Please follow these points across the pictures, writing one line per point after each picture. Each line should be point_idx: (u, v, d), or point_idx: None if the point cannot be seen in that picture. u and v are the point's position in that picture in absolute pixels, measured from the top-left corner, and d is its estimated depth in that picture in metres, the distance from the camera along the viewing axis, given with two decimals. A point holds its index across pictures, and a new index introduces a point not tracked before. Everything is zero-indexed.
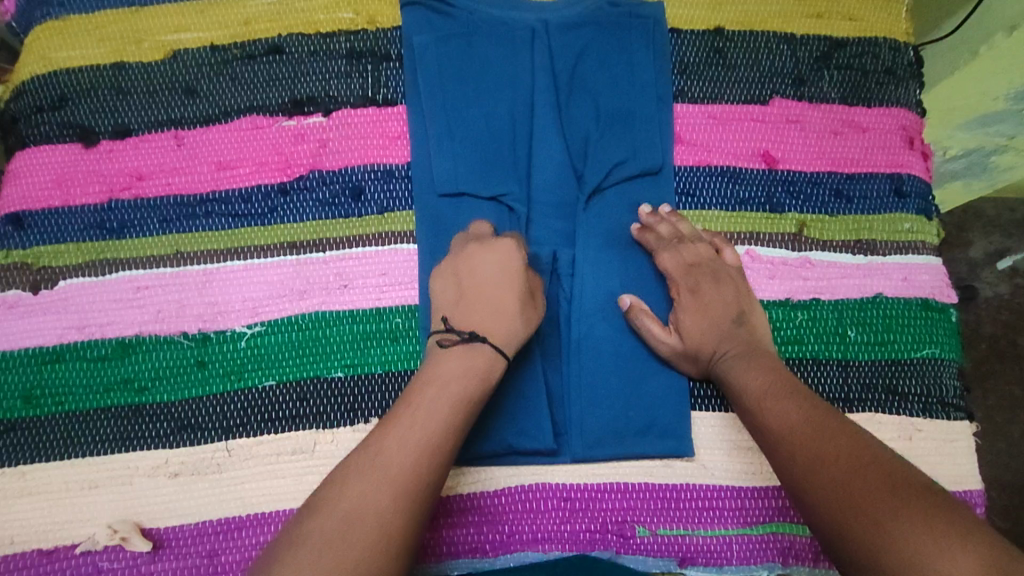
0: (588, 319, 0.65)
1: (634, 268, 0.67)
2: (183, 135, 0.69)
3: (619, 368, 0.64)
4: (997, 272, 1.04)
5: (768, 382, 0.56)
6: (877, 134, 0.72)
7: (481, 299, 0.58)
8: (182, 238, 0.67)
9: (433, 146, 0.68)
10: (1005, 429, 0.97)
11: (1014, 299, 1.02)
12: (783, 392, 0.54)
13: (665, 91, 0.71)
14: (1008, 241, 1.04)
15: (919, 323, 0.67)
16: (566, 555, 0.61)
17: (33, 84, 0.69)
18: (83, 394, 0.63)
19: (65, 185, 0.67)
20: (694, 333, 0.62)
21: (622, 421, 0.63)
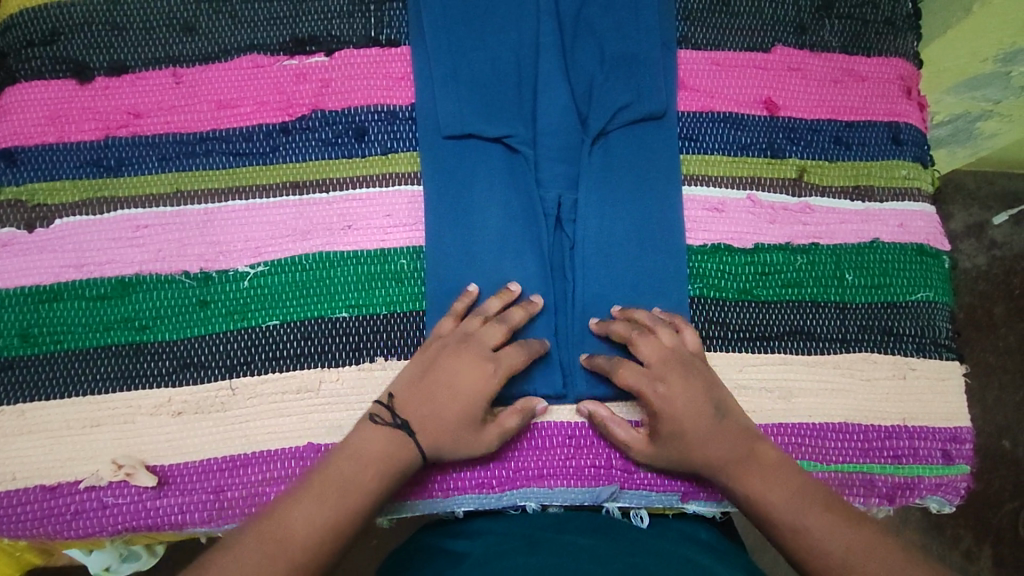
0: (591, 261, 0.65)
1: (638, 211, 0.67)
2: (181, 73, 0.67)
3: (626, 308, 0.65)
4: (975, 243, 1.13)
5: (777, 468, 0.55)
6: (876, 83, 0.73)
7: (437, 405, 0.56)
8: (182, 176, 0.65)
9: (437, 87, 0.67)
10: (980, 393, 1.07)
11: (988, 269, 1.12)
12: (772, 478, 0.55)
13: (670, 37, 0.71)
14: (986, 212, 1.14)
15: (914, 267, 0.69)
16: (571, 490, 0.62)
17: (22, 18, 0.67)
18: (82, 332, 0.62)
19: (59, 121, 0.66)
20: (697, 440, 0.56)
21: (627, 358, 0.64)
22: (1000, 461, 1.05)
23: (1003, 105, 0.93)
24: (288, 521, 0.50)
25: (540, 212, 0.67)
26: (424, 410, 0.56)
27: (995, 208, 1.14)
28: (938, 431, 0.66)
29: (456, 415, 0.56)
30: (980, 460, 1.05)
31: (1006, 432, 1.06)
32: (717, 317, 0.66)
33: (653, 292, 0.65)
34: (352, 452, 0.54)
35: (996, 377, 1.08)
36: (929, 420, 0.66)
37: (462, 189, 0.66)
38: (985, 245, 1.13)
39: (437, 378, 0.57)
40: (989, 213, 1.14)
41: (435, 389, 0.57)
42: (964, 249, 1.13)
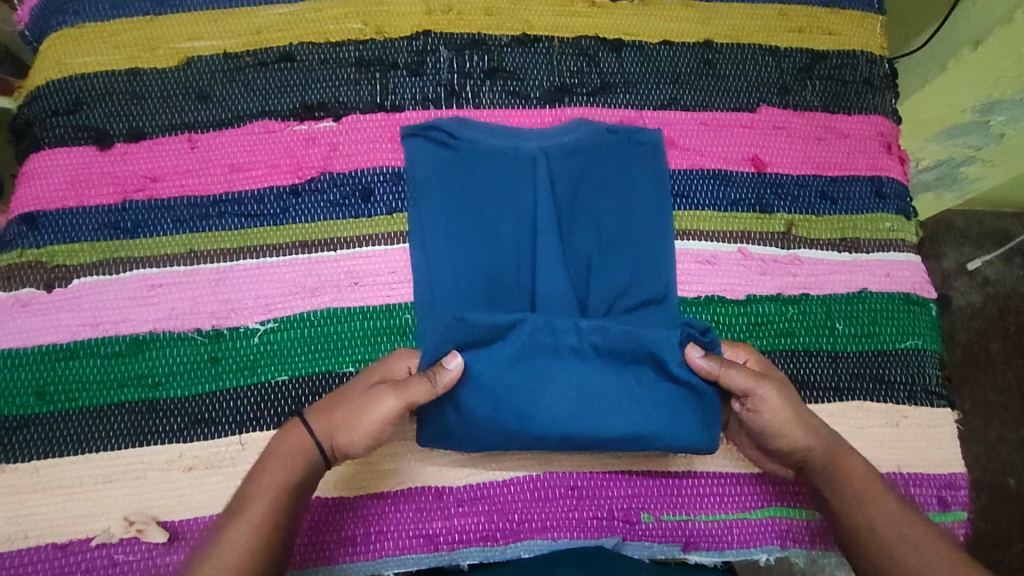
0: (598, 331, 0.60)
1: (631, 276, 0.69)
2: (196, 138, 0.71)
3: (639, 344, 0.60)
4: (969, 282, 1.16)
5: (867, 470, 0.59)
6: (858, 139, 0.77)
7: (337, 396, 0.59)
8: (195, 237, 0.68)
9: (438, 161, 0.71)
10: (981, 431, 1.08)
11: (984, 307, 1.14)
12: (864, 479, 0.58)
13: (656, 141, 0.74)
14: (978, 251, 1.17)
15: (902, 316, 0.71)
16: (574, 542, 0.63)
17: (49, 89, 0.71)
18: (96, 389, 0.63)
19: (80, 186, 0.69)
20: (792, 441, 0.59)
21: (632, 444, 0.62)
22: (1007, 500, 1.05)
23: (984, 152, 0.97)
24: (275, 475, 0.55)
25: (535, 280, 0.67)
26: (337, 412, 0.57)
27: (986, 248, 1.17)
28: (932, 477, 0.67)
29: (345, 405, 0.57)
30: (986, 498, 1.06)
31: (1011, 471, 1.06)
32: None
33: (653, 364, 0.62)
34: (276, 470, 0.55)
35: (998, 416, 1.09)
36: (923, 467, 0.67)
37: (460, 258, 0.68)
38: (978, 284, 1.16)
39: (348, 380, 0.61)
40: (980, 253, 1.18)
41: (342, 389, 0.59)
42: (957, 288, 1.16)
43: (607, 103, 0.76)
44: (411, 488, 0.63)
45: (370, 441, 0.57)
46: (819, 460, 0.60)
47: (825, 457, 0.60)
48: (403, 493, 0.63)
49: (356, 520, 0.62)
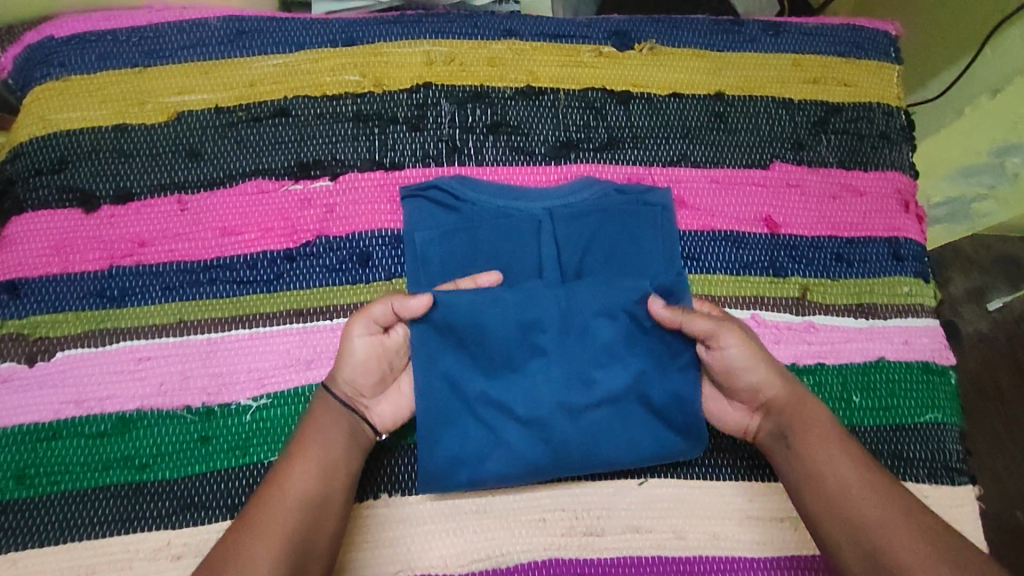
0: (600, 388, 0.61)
1: None
2: (186, 200, 0.68)
3: (612, 305, 0.61)
4: (976, 309, 1.13)
5: (823, 417, 0.59)
6: (875, 198, 0.74)
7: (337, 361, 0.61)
8: (185, 306, 0.65)
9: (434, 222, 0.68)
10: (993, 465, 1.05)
11: (991, 335, 1.11)
12: (820, 435, 0.57)
13: (665, 199, 0.70)
14: (984, 277, 1.15)
15: (921, 387, 0.69)
16: None
17: (31, 147, 0.68)
18: (80, 472, 0.60)
19: (64, 251, 0.66)
20: (752, 383, 0.60)
21: (622, 430, 0.62)
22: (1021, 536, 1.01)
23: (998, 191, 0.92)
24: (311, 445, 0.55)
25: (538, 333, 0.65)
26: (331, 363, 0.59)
27: (994, 275, 1.14)
28: None
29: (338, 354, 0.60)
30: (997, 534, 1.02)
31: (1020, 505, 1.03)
32: (724, 444, 0.66)
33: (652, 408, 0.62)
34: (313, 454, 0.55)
35: (1007, 448, 1.06)
36: None
37: None
38: (985, 311, 1.13)
39: None
40: (989, 281, 1.15)
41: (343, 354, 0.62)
42: (965, 315, 1.13)
43: (614, 159, 0.73)
44: None
45: (361, 368, 0.58)
46: (781, 404, 0.60)
47: (789, 399, 0.60)
48: None
49: None
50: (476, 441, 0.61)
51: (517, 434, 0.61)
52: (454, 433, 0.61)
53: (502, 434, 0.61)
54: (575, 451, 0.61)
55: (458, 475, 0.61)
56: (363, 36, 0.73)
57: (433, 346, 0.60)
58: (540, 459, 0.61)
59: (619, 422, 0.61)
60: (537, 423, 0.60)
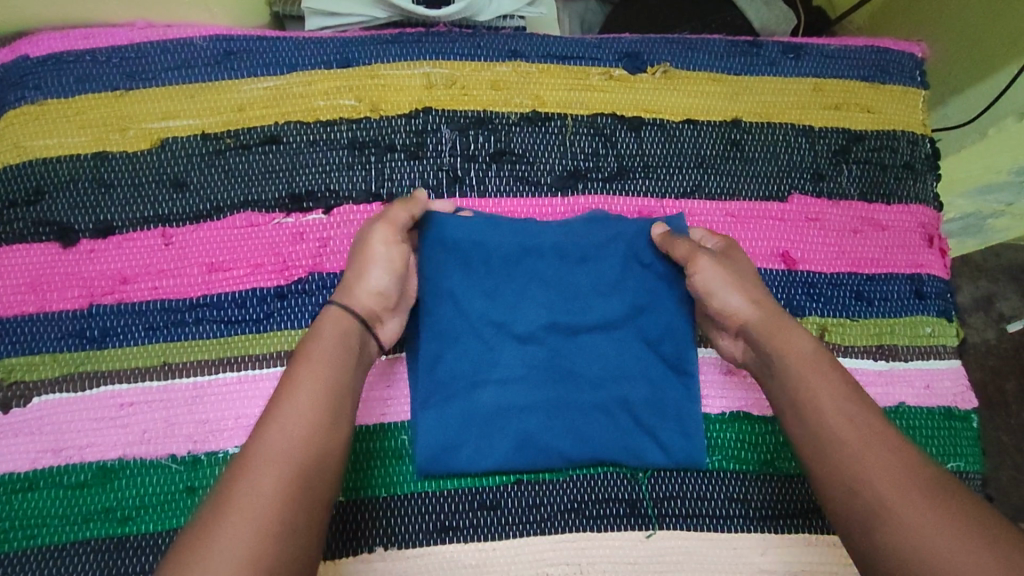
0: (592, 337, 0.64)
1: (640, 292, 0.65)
2: (171, 233, 0.64)
3: (603, 240, 0.65)
4: (986, 317, 1.06)
5: (814, 348, 0.54)
6: (897, 232, 0.70)
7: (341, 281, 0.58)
8: (170, 347, 0.62)
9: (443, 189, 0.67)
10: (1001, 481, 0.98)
11: (1000, 344, 1.05)
12: (833, 387, 0.51)
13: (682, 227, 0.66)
14: (994, 285, 1.07)
15: (943, 434, 0.66)
16: None
17: (6, 177, 0.64)
18: (58, 526, 0.57)
19: (41, 289, 0.62)
20: (733, 303, 0.58)
21: (616, 370, 0.63)
22: None
23: (1014, 207, 0.90)
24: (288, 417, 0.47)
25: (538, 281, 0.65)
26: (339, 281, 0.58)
27: (1003, 281, 1.07)
28: None
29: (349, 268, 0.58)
30: None
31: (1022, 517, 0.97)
32: (736, 494, 0.63)
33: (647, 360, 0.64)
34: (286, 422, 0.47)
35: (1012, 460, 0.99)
36: None
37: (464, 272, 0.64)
38: (994, 319, 1.06)
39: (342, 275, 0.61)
40: (996, 286, 1.08)
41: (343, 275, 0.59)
42: (973, 324, 1.06)
43: (624, 190, 0.69)
44: None
45: (388, 269, 0.58)
46: (758, 328, 0.56)
47: (772, 316, 0.57)
48: None
49: None
50: (472, 379, 0.62)
51: (512, 371, 0.62)
52: (455, 355, 0.62)
53: (499, 353, 0.63)
54: (569, 390, 0.63)
55: (453, 403, 0.62)
56: (359, 57, 0.69)
57: (434, 270, 0.63)
58: (538, 382, 0.62)
59: (611, 348, 0.64)
60: (531, 340, 0.63)
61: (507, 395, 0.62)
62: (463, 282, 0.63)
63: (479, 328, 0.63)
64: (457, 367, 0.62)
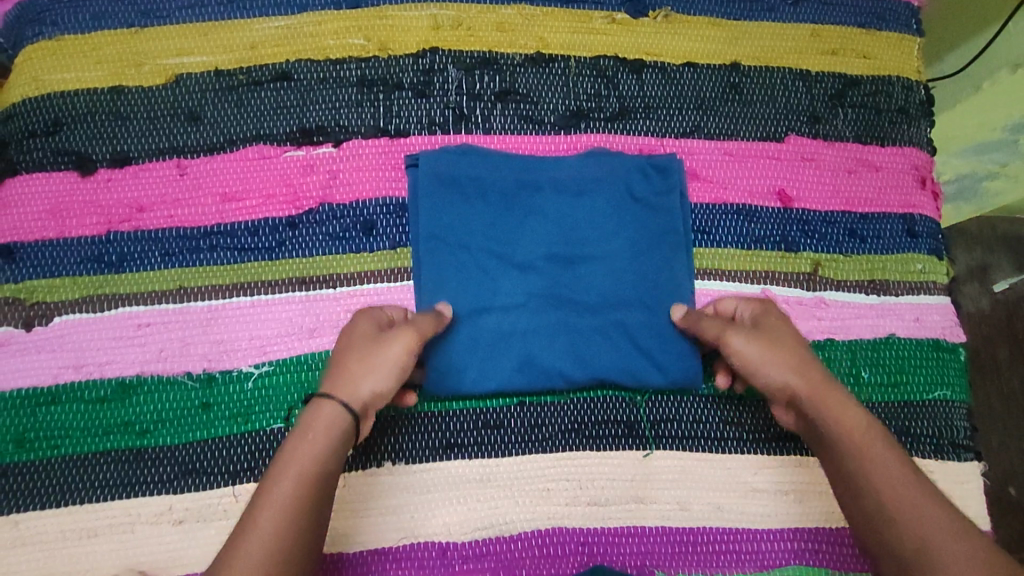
0: (591, 266, 0.66)
1: (637, 224, 0.67)
2: (185, 164, 0.66)
3: (598, 175, 0.68)
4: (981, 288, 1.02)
5: (864, 418, 0.53)
6: (890, 173, 0.72)
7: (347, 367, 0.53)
8: (185, 273, 0.64)
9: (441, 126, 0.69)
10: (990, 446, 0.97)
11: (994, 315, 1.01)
12: (881, 449, 0.51)
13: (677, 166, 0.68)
14: (990, 255, 1.03)
15: (931, 364, 0.68)
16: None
17: (26, 108, 0.66)
18: (80, 437, 0.60)
19: (61, 215, 0.64)
20: (775, 372, 0.55)
21: (617, 299, 0.65)
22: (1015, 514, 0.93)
23: (1013, 167, 0.89)
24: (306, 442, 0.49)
25: (537, 212, 0.67)
26: (346, 360, 0.53)
27: (998, 251, 1.03)
28: None
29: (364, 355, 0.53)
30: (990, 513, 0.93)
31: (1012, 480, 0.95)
32: (731, 417, 0.65)
33: (647, 290, 0.65)
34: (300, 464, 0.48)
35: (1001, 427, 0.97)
36: None
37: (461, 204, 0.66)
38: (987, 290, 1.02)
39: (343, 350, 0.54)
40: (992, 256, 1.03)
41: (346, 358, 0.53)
42: (965, 295, 1.02)
43: (626, 129, 0.71)
44: (413, 544, 0.60)
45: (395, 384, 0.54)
46: (805, 399, 0.55)
47: (815, 381, 0.55)
48: (405, 550, 0.60)
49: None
50: (473, 305, 0.64)
51: (513, 297, 0.64)
52: (458, 283, 0.64)
53: (500, 281, 0.65)
54: (571, 317, 0.65)
55: (456, 327, 0.63)
56: None
57: (437, 199, 0.66)
58: (538, 308, 0.64)
59: (608, 276, 0.66)
60: (530, 269, 0.65)
61: (508, 318, 0.64)
62: (464, 214, 0.66)
63: (478, 255, 0.65)
64: (458, 291, 0.64)
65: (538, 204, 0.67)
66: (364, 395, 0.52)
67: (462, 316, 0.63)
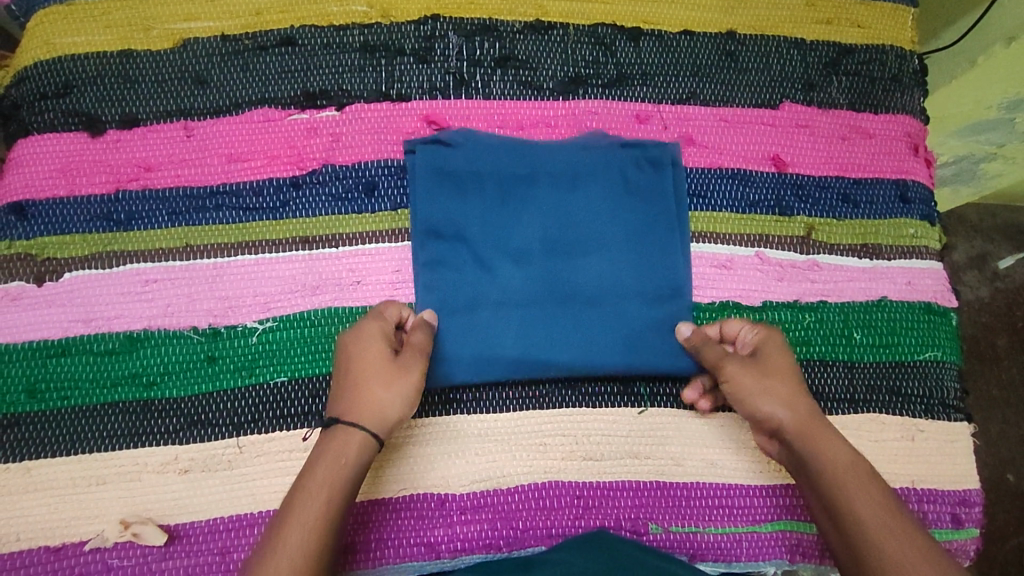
0: (587, 256, 0.67)
1: (632, 212, 0.68)
2: (192, 126, 0.68)
3: (592, 166, 0.69)
4: (981, 275, 1.04)
5: (853, 456, 0.56)
6: (883, 140, 0.73)
7: (367, 393, 0.56)
8: (191, 231, 0.66)
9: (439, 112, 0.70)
10: (985, 427, 0.98)
11: (993, 302, 1.03)
12: (860, 481, 0.54)
13: (673, 156, 0.70)
14: (989, 245, 1.06)
15: (922, 327, 0.69)
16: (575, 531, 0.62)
17: (37, 71, 0.68)
18: (89, 388, 0.62)
19: (70, 174, 0.66)
20: (766, 404, 0.58)
21: (613, 286, 0.66)
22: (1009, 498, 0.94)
23: (1008, 150, 0.90)
24: (326, 463, 0.52)
25: (533, 204, 0.68)
26: (370, 388, 0.56)
27: (998, 241, 1.06)
28: (946, 493, 0.66)
29: (384, 380, 0.56)
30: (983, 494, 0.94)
31: (1011, 465, 0.96)
32: None
33: (643, 279, 0.66)
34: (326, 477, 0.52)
35: (999, 412, 0.98)
36: (937, 482, 0.66)
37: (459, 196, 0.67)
38: (987, 278, 1.04)
39: (360, 374, 0.57)
40: (991, 246, 1.06)
41: (369, 385, 0.56)
42: (966, 281, 1.04)
43: (623, 96, 0.72)
44: (413, 495, 0.62)
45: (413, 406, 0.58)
46: (792, 432, 0.57)
47: (801, 418, 0.58)
48: (405, 500, 0.62)
49: (358, 527, 0.61)
50: (470, 295, 0.65)
51: (509, 287, 0.65)
52: (455, 273, 0.65)
53: (497, 273, 0.65)
54: (568, 309, 0.65)
55: (452, 315, 0.64)
56: None
57: (435, 190, 0.67)
58: (536, 299, 0.65)
59: (605, 266, 0.66)
60: (527, 260, 0.66)
61: (504, 307, 0.65)
62: (461, 207, 0.67)
63: (476, 238, 0.66)
64: (455, 280, 0.65)
65: (534, 195, 0.68)
66: (390, 419, 0.56)
67: (460, 300, 0.65)
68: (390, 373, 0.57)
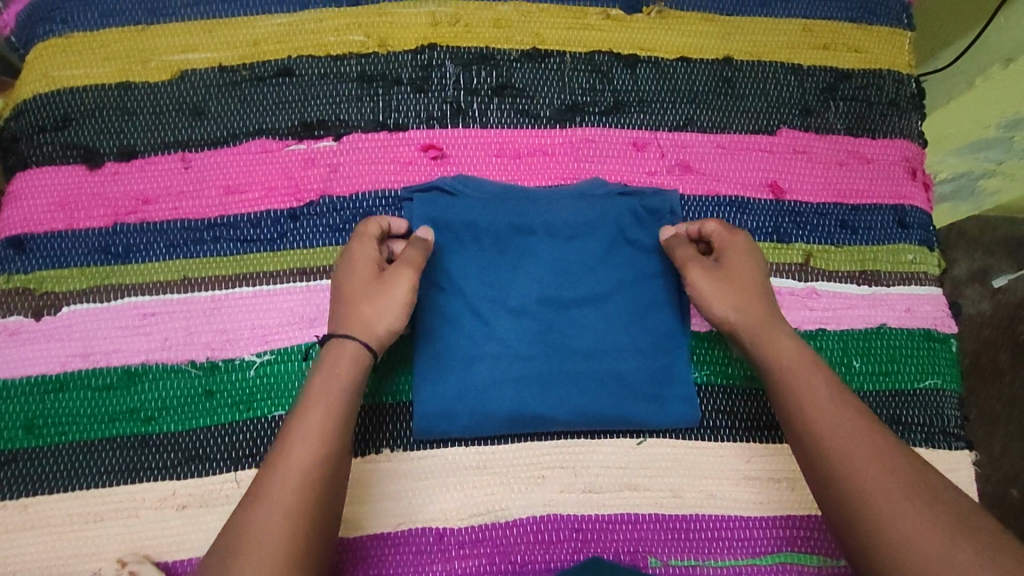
0: (584, 310, 0.66)
1: (629, 264, 0.67)
2: (189, 158, 0.68)
3: (591, 217, 0.68)
4: (983, 289, 1.04)
5: (799, 348, 0.59)
6: (881, 165, 0.73)
7: (356, 311, 0.59)
8: (190, 263, 0.66)
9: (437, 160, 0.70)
10: (988, 443, 0.98)
11: (994, 317, 1.02)
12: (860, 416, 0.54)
13: (672, 205, 0.69)
14: (990, 258, 1.04)
15: (922, 354, 0.69)
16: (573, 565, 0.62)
17: (36, 104, 0.68)
18: (87, 424, 0.62)
19: (69, 208, 0.66)
20: (723, 307, 0.62)
21: (611, 339, 0.65)
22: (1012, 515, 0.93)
23: (1006, 166, 0.89)
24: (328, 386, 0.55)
25: (530, 258, 0.67)
26: (358, 304, 0.59)
27: (999, 254, 1.05)
28: None
29: (370, 296, 0.59)
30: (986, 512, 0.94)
31: (1014, 481, 0.96)
32: (724, 406, 0.66)
33: (642, 333, 0.66)
34: (301, 430, 0.53)
35: (1000, 427, 0.98)
36: None
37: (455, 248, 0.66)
38: (989, 292, 1.04)
39: (351, 293, 0.60)
40: (993, 259, 1.05)
41: (357, 299, 0.59)
42: (967, 296, 1.04)
43: (620, 123, 0.72)
44: (411, 530, 0.62)
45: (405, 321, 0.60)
46: (744, 330, 0.61)
47: (759, 315, 0.61)
48: (403, 535, 0.61)
49: (355, 562, 0.60)
50: (465, 351, 0.64)
51: (505, 341, 0.64)
52: (450, 328, 0.64)
53: (494, 328, 0.65)
54: (564, 363, 0.64)
55: (447, 372, 0.63)
56: None
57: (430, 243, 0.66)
58: (532, 354, 0.64)
59: (603, 320, 0.66)
60: (524, 314, 0.65)
61: (501, 363, 0.64)
62: (457, 260, 0.66)
63: (472, 290, 0.65)
64: (450, 335, 0.64)
65: (531, 249, 0.67)
66: (380, 335, 0.59)
67: (455, 354, 0.64)
68: (375, 289, 0.59)
